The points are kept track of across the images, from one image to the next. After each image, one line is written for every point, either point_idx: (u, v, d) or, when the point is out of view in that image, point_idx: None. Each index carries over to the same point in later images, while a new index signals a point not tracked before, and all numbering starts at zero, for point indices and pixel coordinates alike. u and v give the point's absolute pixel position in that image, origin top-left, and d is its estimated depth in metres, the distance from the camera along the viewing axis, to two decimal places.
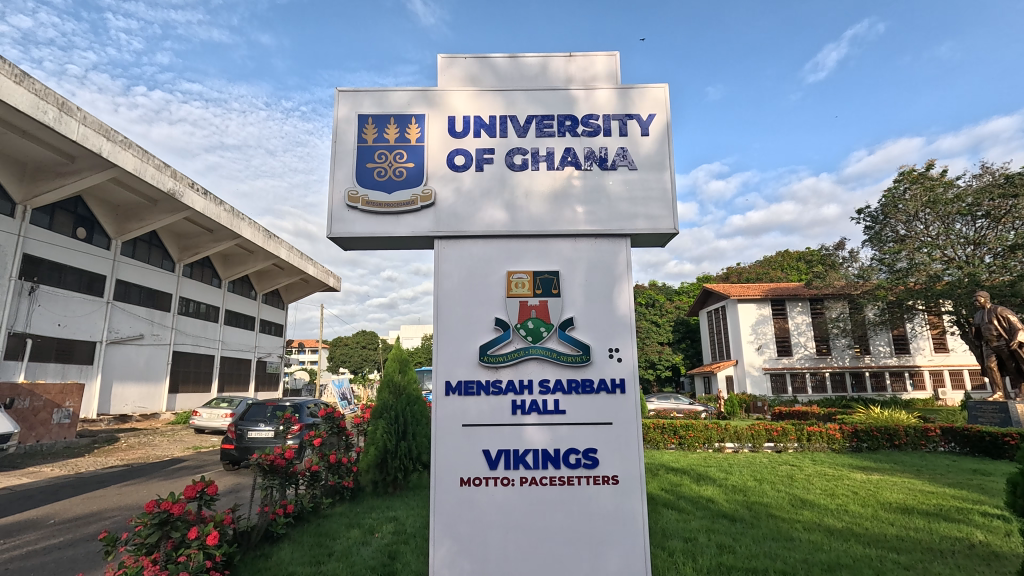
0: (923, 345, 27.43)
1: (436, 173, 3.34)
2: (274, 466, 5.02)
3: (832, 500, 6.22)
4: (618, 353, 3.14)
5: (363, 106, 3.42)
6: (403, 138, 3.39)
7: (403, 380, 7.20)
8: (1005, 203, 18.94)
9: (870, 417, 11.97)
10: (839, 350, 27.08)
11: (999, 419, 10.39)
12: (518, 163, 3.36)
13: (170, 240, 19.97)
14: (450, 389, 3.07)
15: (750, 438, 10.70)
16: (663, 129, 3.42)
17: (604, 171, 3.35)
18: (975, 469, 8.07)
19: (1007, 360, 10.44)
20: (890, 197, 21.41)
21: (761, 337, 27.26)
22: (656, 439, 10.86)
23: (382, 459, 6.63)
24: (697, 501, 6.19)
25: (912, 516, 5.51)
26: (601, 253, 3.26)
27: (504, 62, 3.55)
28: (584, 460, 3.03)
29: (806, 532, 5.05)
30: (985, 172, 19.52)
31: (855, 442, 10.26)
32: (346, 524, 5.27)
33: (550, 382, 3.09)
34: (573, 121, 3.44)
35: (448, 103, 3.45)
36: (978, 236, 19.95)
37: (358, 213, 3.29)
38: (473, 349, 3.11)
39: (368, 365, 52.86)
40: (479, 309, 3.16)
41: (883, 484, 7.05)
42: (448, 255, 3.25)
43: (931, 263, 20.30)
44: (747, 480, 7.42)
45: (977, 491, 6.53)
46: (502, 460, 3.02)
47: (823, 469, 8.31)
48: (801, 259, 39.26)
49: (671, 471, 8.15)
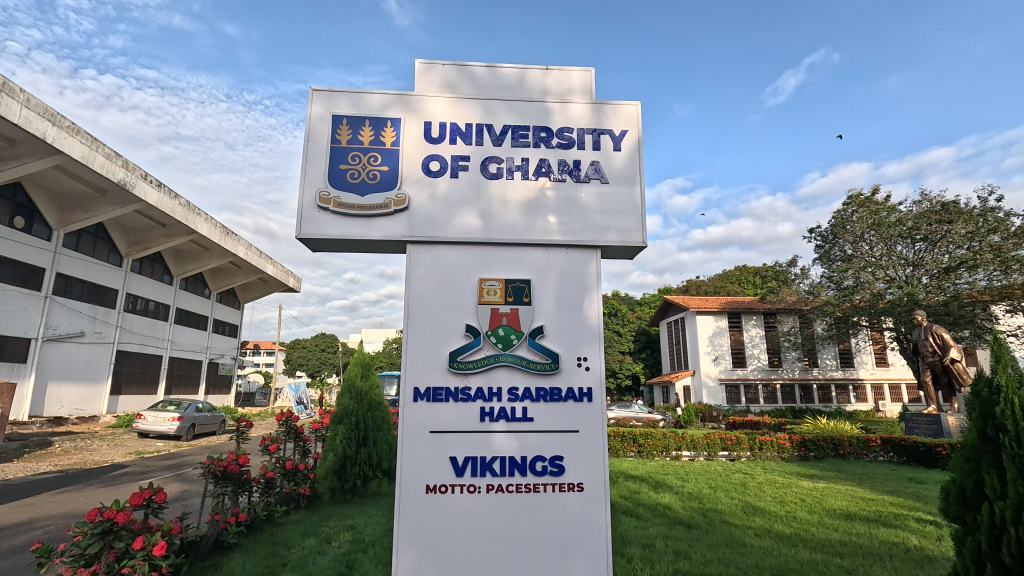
0: (866, 359, 28.90)
1: (410, 177, 3.32)
2: (227, 472, 4.81)
3: (781, 507, 6.46)
4: (586, 362, 3.19)
5: (338, 106, 3.39)
6: (378, 140, 3.37)
7: (365, 384, 7.11)
8: (941, 228, 20.33)
9: (817, 428, 12.55)
10: (790, 363, 28.34)
11: (932, 430, 11.01)
12: (493, 171, 3.38)
13: (118, 233, 18.93)
14: (418, 396, 3.05)
15: (706, 447, 10.99)
16: (634, 145, 3.52)
17: (577, 183, 3.42)
18: (911, 477, 8.55)
19: (940, 375, 11.13)
20: (839, 218, 22.71)
21: (718, 348, 28.20)
22: (616, 446, 11.08)
23: (340, 465, 6.47)
24: (655, 508, 6.33)
25: (854, 522, 5.81)
26: (572, 262, 3.33)
27: (482, 70, 3.58)
28: (551, 468, 3.06)
29: (758, 537, 5.24)
30: (924, 199, 20.94)
31: (803, 450, 10.75)
32: (302, 532, 5.12)
33: (519, 389, 3.11)
34: (548, 133, 3.50)
35: (425, 108, 3.45)
36: (916, 258, 21.20)
37: (329, 214, 3.25)
38: (443, 356, 3.10)
39: (327, 369, 51.34)
40: (450, 315, 3.16)
41: (828, 491, 7.41)
42: (420, 260, 3.24)
43: (875, 281, 21.37)
44: (702, 487, 7.64)
45: (913, 498, 6.93)
46: (469, 467, 3.02)
47: (773, 477, 8.66)
48: (756, 274, 40.90)
49: (630, 478, 8.29)
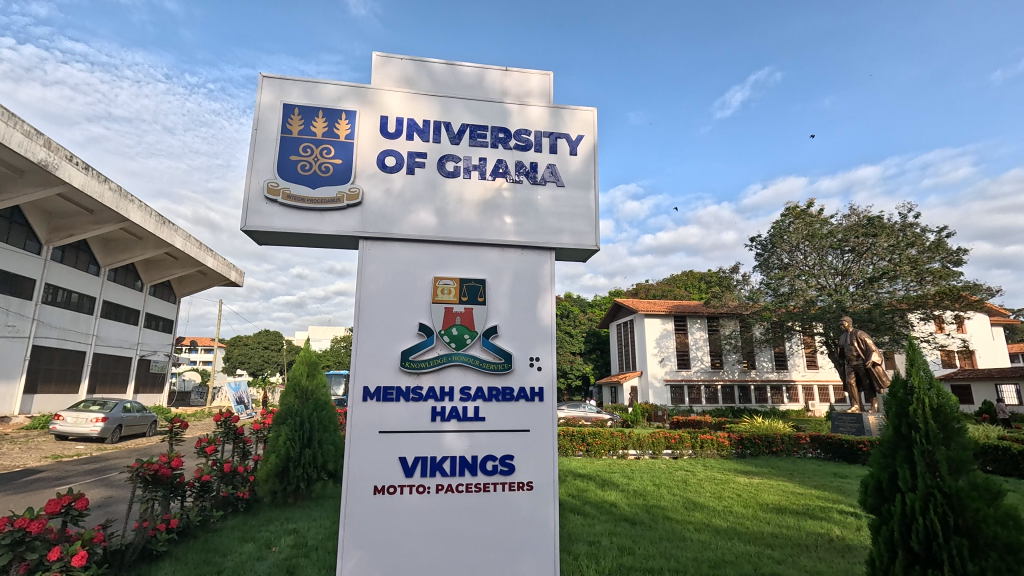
0: (798, 361, 30.74)
1: (365, 172, 3.25)
2: (159, 476, 4.53)
3: (720, 502, 6.78)
4: (539, 362, 3.23)
5: (289, 95, 3.28)
6: (332, 132, 3.28)
7: (311, 384, 6.88)
8: (867, 241, 21.95)
9: (753, 426, 13.25)
10: (730, 364, 29.72)
11: (855, 428, 11.85)
12: (449, 169, 3.36)
13: (38, 218, 17.41)
14: (368, 395, 2.99)
15: (650, 445, 11.39)
16: (590, 150, 3.59)
17: (533, 185, 3.45)
18: (835, 472, 9.18)
19: (863, 377, 11.98)
20: (777, 229, 24.07)
21: (664, 350, 29.19)
22: (565, 446, 11.24)
23: (283, 467, 6.24)
24: (601, 506, 6.49)
25: (784, 515, 6.17)
26: (527, 263, 3.36)
27: (441, 67, 3.55)
28: (501, 467, 3.07)
29: (697, 532, 5.48)
30: (853, 214, 22.53)
31: (740, 448, 11.33)
32: (239, 538, 4.90)
33: (471, 389, 3.11)
34: (506, 134, 3.51)
35: (382, 101, 3.39)
36: (844, 268, 22.74)
37: (277, 206, 3.13)
38: (394, 355, 3.06)
39: (270, 367, 49.28)
40: (402, 313, 3.12)
41: (762, 487, 7.83)
42: (373, 257, 3.17)
43: (808, 289, 22.76)
44: (647, 484, 7.90)
45: (837, 492, 7.44)
46: (418, 467, 2.98)
47: (713, 473, 9.06)
48: (701, 279, 42.67)
49: (578, 477, 8.45)
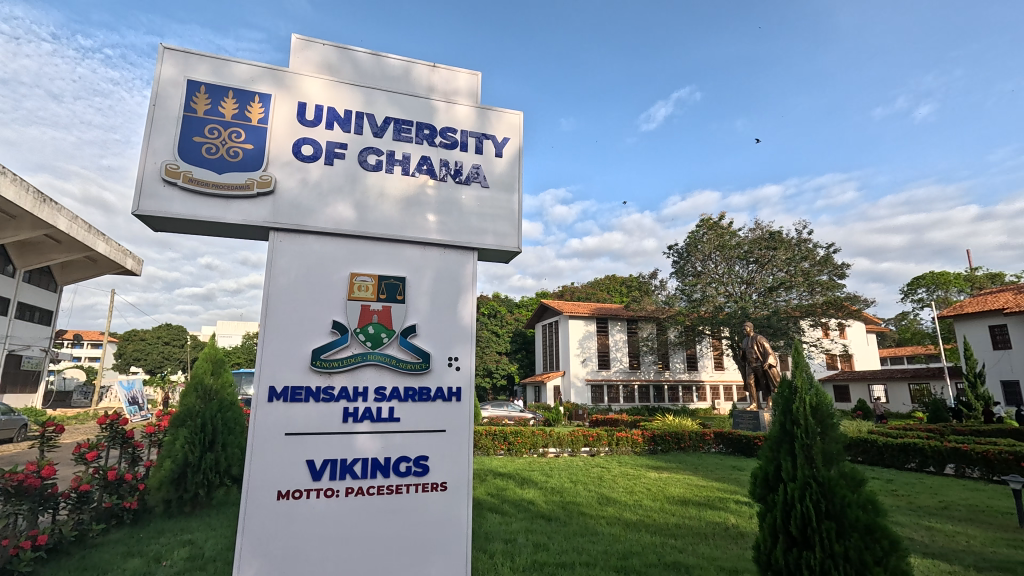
0: (707, 363, 33.01)
1: (278, 159, 3.08)
2: (24, 488, 4.02)
3: (631, 496, 7.12)
4: (457, 362, 3.22)
5: (195, 71, 3.04)
6: (243, 115, 3.07)
7: (216, 383, 6.39)
8: (768, 253, 24.05)
9: (665, 424, 14.07)
10: (646, 365, 31.31)
11: (753, 424, 12.93)
12: (371, 163, 3.26)
13: None
14: (274, 395, 2.83)
15: (570, 443, 11.75)
16: (515, 153, 3.63)
17: (457, 184, 3.43)
18: (734, 465, 9.96)
19: (761, 377, 13.09)
20: (692, 239, 25.72)
21: (586, 351, 30.17)
22: (487, 445, 11.27)
23: (180, 474, 5.76)
24: (519, 504, 6.59)
25: (687, 506, 6.60)
26: (448, 262, 3.33)
27: (365, 57, 3.44)
28: (415, 468, 3.03)
29: (609, 526, 5.71)
30: (757, 228, 24.58)
31: (652, 444, 11.96)
32: (123, 553, 4.45)
33: (387, 389, 3.04)
34: (432, 130, 3.47)
35: (300, 87, 3.22)
36: (749, 277, 24.72)
37: (177, 190, 2.89)
38: (305, 353, 2.92)
39: (170, 365, 45.18)
40: (315, 310, 2.99)
41: (670, 480, 8.32)
42: (285, 249, 3.01)
43: (717, 296, 24.51)
44: (564, 481, 8.13)
45: (735, 483, 8.08)
46: (327, 470, 2.87)
47: (626, 469, 9.50)
48: (623, 283, 44.64)
49: (498, 475, 8.52)
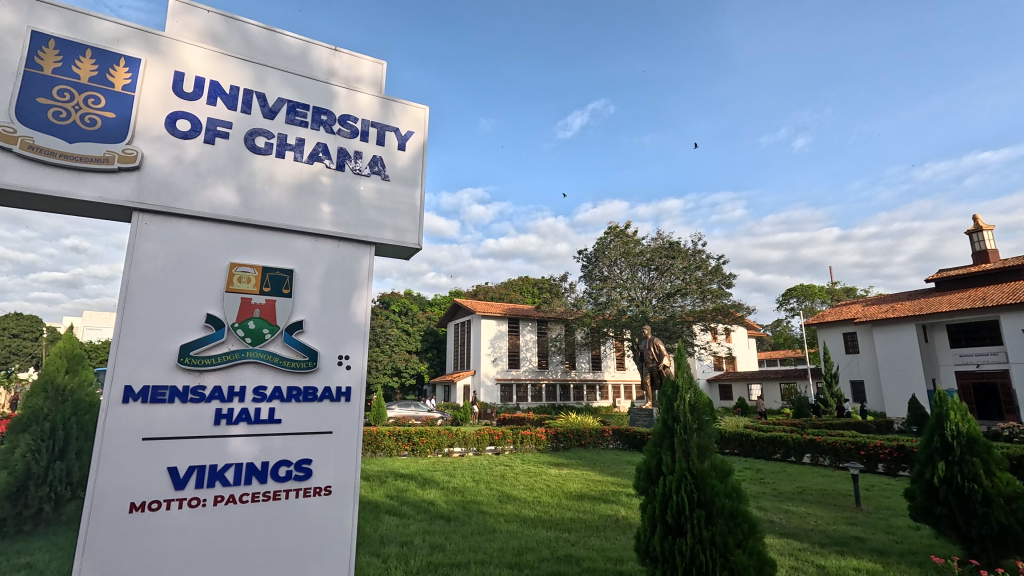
0: (610, 363, 34.76)
1: (146, 132, 2.75)
2: None
3: (531, 493, 7.28)
4: (348, 360, 3.08)
5: (43, 22, 2.64)
6: (104, 78, 2.71)
7: (71, 381, 5.59)
8: (667, 261, 25.87)
9: (568, 422, 14.62)
10: (554, 365, 32.29)
11: (647, 421, 13.82)
12: (260, 145, 3.03)
13: None
14: (130, 396, 2.53)
15: (475, 442, 11.80)
16: (419, 148, 3.56)
17: (355, 175, 3.29)
18: (628, 460, 10.58)
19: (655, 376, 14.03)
20: (601, 245, 26.99)
21: (497, 350, 30.48)
22: (390, 446, 10.95)
23: (19, 487, 4.97)
24: (420, 505, 6.48)
25: (583, 501, 6.89)
26: (342, 256, 3.18)
27: (258, 31, 3.19)
28: (296, 472, 2.85)
29: (507, 523, 5.79)
30: (659, 237, 26.35)
31: (555, 442, 12.34)
32: None
33: (267, 389, 2.83)
34: (330, 117, 3.30)
35: (178, 54, 2.91)
36: (650, 283, 26.40)
37: (12, 157, 2.48)
38: (171, 349, 2.64)
39: (20, 361, 38.94)
40: (185, 302, 2.71)
41: (569, 476, 8.64)
42: (151, 233, 2.70)
43: (620, 300, 25.91)
44: (467, 480, 8.14)
45: (628, 476, 8.58)
46: (193, 477, 2.61)
47: (529, 467, 9.72)
48: (535, 285, 45.73)
49: (400, 477, 8.33)
